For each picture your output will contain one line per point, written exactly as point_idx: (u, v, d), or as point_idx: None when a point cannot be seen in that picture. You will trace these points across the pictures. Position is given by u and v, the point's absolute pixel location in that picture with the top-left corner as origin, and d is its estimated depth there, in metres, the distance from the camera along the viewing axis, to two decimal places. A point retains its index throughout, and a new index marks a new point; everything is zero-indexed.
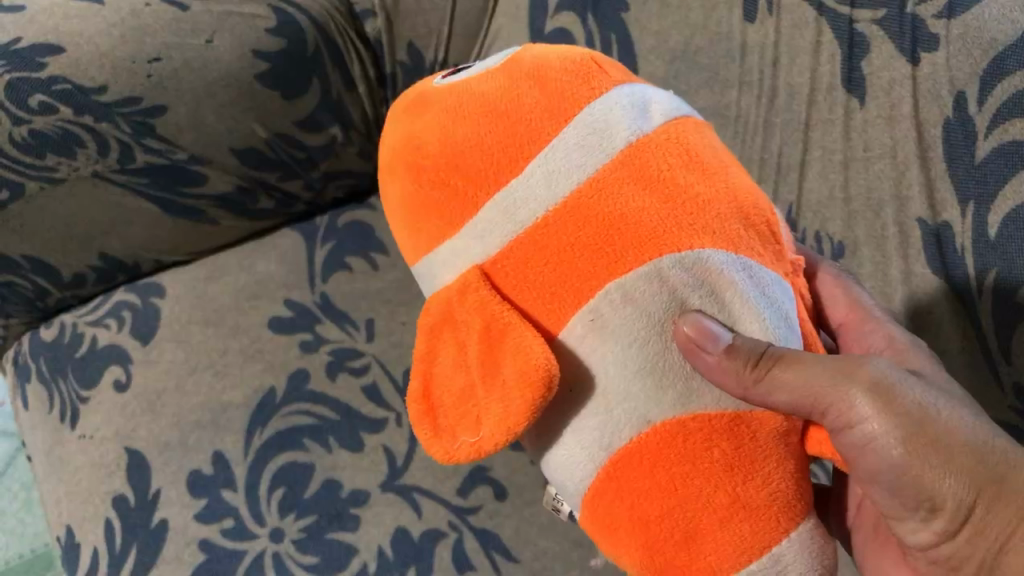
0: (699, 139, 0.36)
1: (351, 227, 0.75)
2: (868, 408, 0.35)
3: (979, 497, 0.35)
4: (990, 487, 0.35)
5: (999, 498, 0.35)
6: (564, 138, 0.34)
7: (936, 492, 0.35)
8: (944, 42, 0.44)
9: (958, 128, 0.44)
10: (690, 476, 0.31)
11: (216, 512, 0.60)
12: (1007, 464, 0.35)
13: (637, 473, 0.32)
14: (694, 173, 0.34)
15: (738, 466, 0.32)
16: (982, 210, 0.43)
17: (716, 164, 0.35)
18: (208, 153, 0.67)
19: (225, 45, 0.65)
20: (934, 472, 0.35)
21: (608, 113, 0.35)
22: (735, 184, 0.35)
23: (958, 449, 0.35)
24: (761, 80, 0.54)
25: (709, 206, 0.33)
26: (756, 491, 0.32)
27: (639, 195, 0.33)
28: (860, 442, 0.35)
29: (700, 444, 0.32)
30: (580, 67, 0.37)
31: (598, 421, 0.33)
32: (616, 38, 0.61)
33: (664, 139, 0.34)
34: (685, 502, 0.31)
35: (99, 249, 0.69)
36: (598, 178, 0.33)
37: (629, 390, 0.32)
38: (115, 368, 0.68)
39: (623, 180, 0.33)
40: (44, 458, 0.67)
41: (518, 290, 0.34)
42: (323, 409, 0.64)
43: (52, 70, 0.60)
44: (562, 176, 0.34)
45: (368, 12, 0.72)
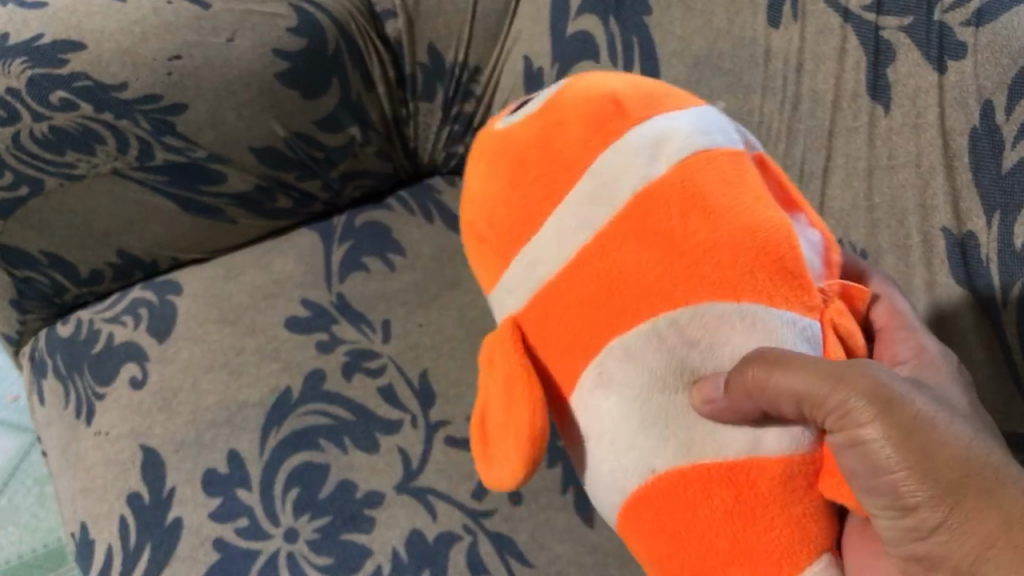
0: (715, 179, 0.37)
1: (368, 227, 0.75)
2: (862, 407, 0.32)
3: (951, 507, 0.30)
4: (967, 497, 0.30)
5: (978, 508, 0.30)
6: (576, 194, 0.38)
7: (909, 495, 0.31)
8: (971, 50, 0.44)
9: (985, 136, 0.43)
10: (692, 523, 0.34)
11: (231, 511, 0.60)
12: (997, 479, 0.30)
13: (648, 514, 0.36)
14: (696, 223, 0.36)
15: (738, 515, 0.34)
16: (1008, 220, 0.43)
17: (726, 201, 0.36)
18: (228, 151, 0.67)
19: (246, 43, 0.65)
20: (911, 475, 0.31)
21: (623, 165, 0.38)
22: (743, 223, 0.36)
23: (942, 456, 0.31)
24: (785, 86, 0.54)
25: (707, 257, 0.35)
26: (760, 538, 0.34)
27: (639, 251, 0.36)
28: (850, 439, 0.32)
29: (699, 493, 0.34)
30: (604, 116, 0.40)
31: (610, 466, 0.36)
32: (638, 41, 0.61)
33: (671, 186, 0.37)
34: (689, 544, 0.35)
35: (117, 246, 0.69)
36: (605, 234, 0.37)
37: (633, 441, 0.35)
38: (132, 365, 0.68)
39: (627, 237, 0.36)
40: (59, 454, 0.67)
41: (546, 339, 0.38)
42: (339, 409, 0.64)
43: (74, 67, 0.60)
44: (573, 233, 0.38)
45: (389, 12, 0.71)
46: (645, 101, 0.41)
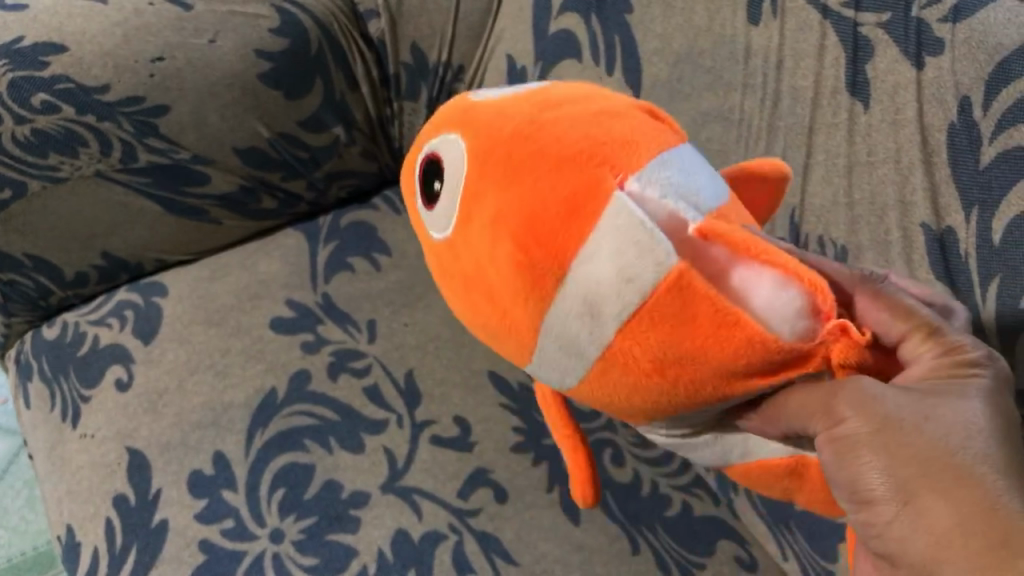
0: (662, 330, 0.30)
1: (354, 227, 0.75)
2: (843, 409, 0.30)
3: (910, 503, 0.29)
4: (925, 496, 0.29)
5: (931, 509, 0.29)
6: (548, 348, 0.33)
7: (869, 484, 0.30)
8: (949, 46, 0.44)
9: (963, 131, 0.43)
10: (781, 489, 0.37)
11: (216, 513, 0.60)
12: (962, 480, 0.29)
13: (747, 480, 0.38)
14: (675, 369, 0.31)
15: (809, 491, 0.36)
16: (986, 215, 0.42)
17: (691, 346, 0.30)
18: (211, 152, 0.67)
19: (228, 44, 0.65)
20: (875, 467, 0.30)
21: (572, 324, 0.32)
22: (713, 370, 0.31)
23: (909, 452, 0.29)
24: (765, 83, 0.53)
25: (699, 394, 0.32)
26: (838, 494, 0.35)
27: (641, 398, 0.33)
28: (829, 434, 0.31)
29: (771, 474, 0.36)
30: (528, 261, 0.31)
31: (698, 453, 0.39)
32: (620, 39, 0.61)
33: (629, 338, 0.31)
34: (789, 500, 0.38)
35: (101, 249, 0.69)
36: (592, 377, 0.33)
37: (700, 447, 0.38)
38: (117, 367, 0.68)
39: (617, 382, 0.33)
40: (45, 457, 0.67)
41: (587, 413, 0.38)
42: (325, 410, 0.64)
43: (56, 69, 0.60)
44: (565, 374, 0.34)
45: (371, 12, 0.71)
46: (559, 203, 0.31)
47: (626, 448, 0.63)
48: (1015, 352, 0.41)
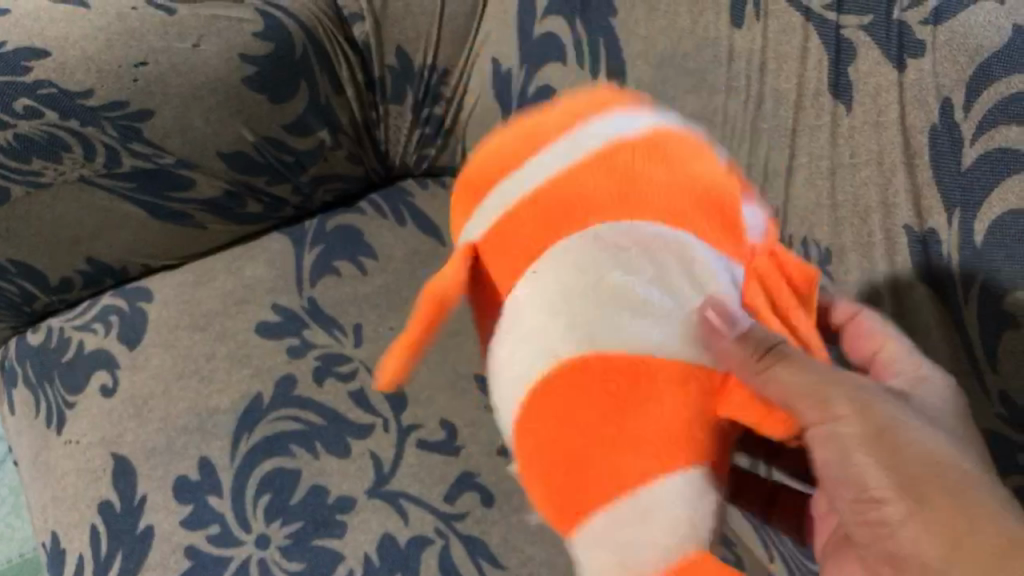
0: (664, 151, 0.38)
1: (341, 230, 0.74)
2: (842, 404, 0.34)
3: (918, 511, 0.33)
4: (932, 506, 0.33)
5: (931, 509, 0.33)
6: (559, 141, 0.39)
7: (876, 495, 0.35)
8: (930, 48, 0.42)
9: (944, 135, 0.42)
10: (582, 412, 0.33)
11: (203, 519, 0.60)
12: (960, 496, 0.33)
13: (537, 412, 0.34)
14: (653, 167, 0.38)
15: (623, 400, 0.33)
16: (968, 217, 0.41)
17: (679, 160, 0.38)
18: (195, 156, 0.67)
19: (212, 48, 0.65)
20: (885, 481, 0.34)
21: (602, 127, 0.39)
22: (680, 183, 0.37)
23: (916, 471, 0.34)
24: (748, 86, 0.52)
25: (651, 200, 0.37)
26: (655, 402, 0.33)
27: (597, 186, 0.37)
28: (828, 432, 0.35)
29: (594, 376, 0.33)
30: (595, 91, 0.42)
31: (515, 357, 0.35)
32: (604, 41, 0.60)
33: (633, 139, 0.38)
34: (575, 437, 0.33)
35: (86, 253, 0.69)
36: (570, 170, 0.38)
37: (541, 326, 0.35)
38: (102, 373, 0.68)
39: (588, 169, 0.38)
40: (31, 463, 0.67)
41: (498, 231, 0.38)
42: (311, 414, 0.64)
43: (39, 74, 0.60)
44: (545, 165, 0.38)
45: (355, 16, 0.71)
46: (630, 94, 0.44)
47: None
48: (999, 354, 0.41)
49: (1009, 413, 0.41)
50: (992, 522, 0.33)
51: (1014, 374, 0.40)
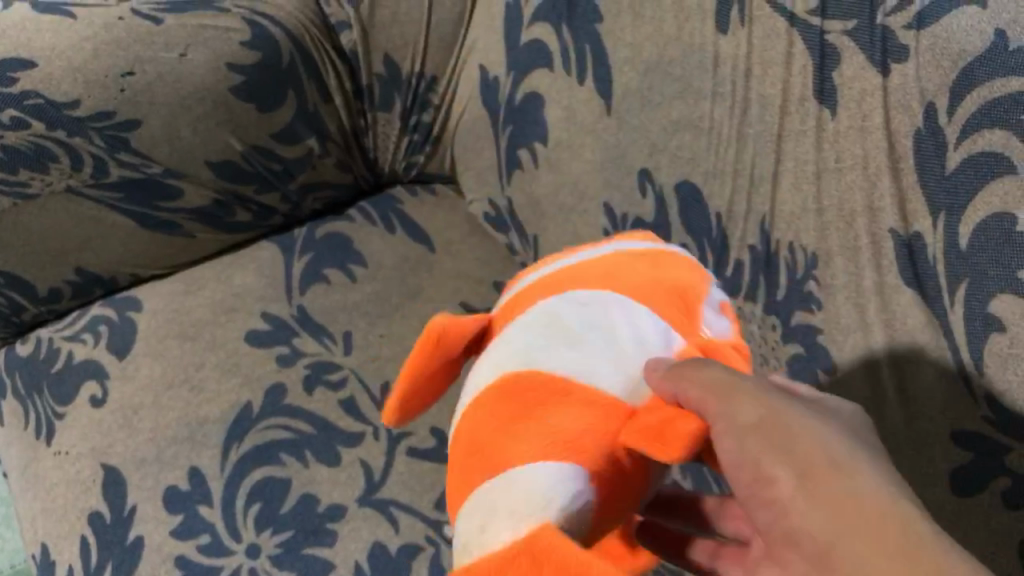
0: (656, 261, 0.38)
1: (330, 238, 0.74)
2: (742, 391, 0.32)
3: (808, 485, 0.30)
4: (824, 485, 0.30)
5: (824, 491, 0.30)
6: (569, 255, 0.40)
7: (767, 475, 0.31)
8: (914, 53, 0.42)
9: (928, 138, 0.42)
10: (501, 417, 0.32)
11: (193, 528, 0.60)
12: (856, 481, 0.30)
13: (471, 421, 0.33)
14: (643, 268, 0.38)
15: (531, 404, 0.32)
16: (953, 221, 0.41)
17: (676, 273, 0.38)
18: (184, 166, 0.68)
19: (199, 58, 0.65)
20: (777, 461, 0.31)
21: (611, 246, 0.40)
22: (670, 279, 0.37)
23: (810, 453, 0.31)
24: (734, 91, 0.52)
25: (637, 286, 0.37)
26: (564, 411, 0.32)
27: (587, 277, 0.37)
28: (724, 419, 0.31)
29: (521, 387, 0.33)
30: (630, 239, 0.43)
31: (473, 381, 0.35)
32: (591, 49, 0.60)
33: (632, 254, 0.39)
34: (489, 436, 0.32)
35: (74, 263, 0.69)
36: (568, 267, 0.38)
37: (499, 349, 0.35)
38: (92, 383, 0.67)
39: (584, 267, 0.38)
40: (21, 474, 0.67)
41: (501, 313, 0.38)
42: (300, 423, 0.64)
43: (25, 85, 0.60)
44: (550, 267, 0.39)
45: (343, 24, 0.70)
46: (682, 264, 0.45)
47: None
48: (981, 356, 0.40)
49: (994, 414, 0.40)
50: (882, 503, 0.29)
51: (996, 375, 0.40)
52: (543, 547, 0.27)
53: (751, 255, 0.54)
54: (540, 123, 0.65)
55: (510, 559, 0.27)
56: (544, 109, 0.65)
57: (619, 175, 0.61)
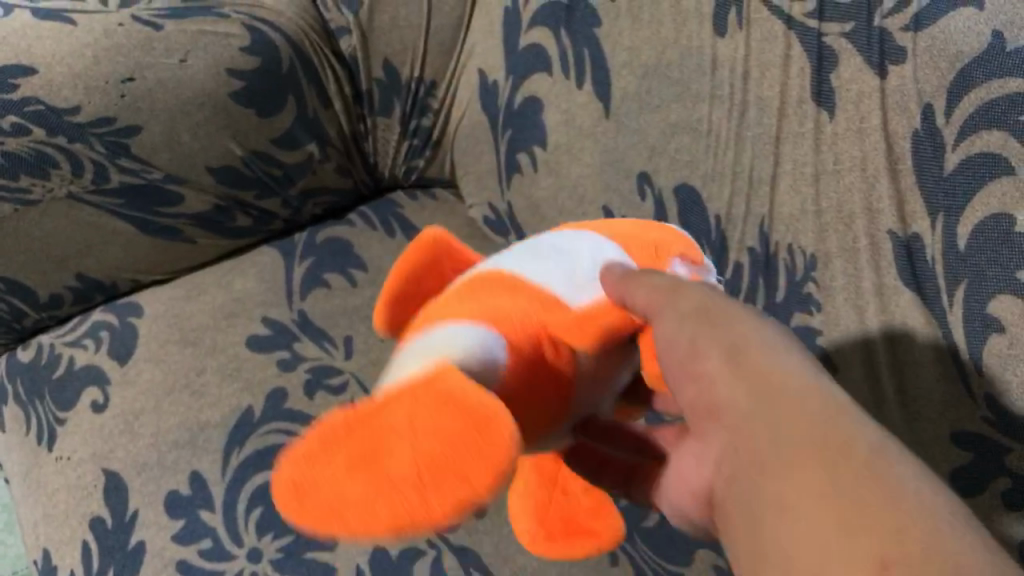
0: (649, 224, 0.41)
1: (330, 243, 0.74)
2: (689, 286, 0.32)
3: (737, 363, 0.29)
4: (753, 364, 0.28)
5: (742, 365, 0.29)
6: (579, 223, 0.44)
7: (702, 353, 0.30)
8: (912, 55, 0.42)
9: (926, 140, 0.42)
10: (452, 297, 0.35)
11: (194, 533, 0.60)
12: (785, 366, 0.28)
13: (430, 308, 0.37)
14: (632, 224, 0.40)
15: (480, 289, 0.35)
16: (951, 222, 0.41)
17: (665, 230, 0.40)
18: (184, 171, 0.68)
19: (199, 64, 0.65)
20: (712, 338, 0.30)
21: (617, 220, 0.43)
22: (652, 230, 0.40)
23: (735, 332, 0.30)
24: (732, 94, 0.52)
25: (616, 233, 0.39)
26: (505, 295, 0.34)
27: (577, 228, 0.41)
28: (662, 296, 0.32)
29: (481, 281, 0.36)
30: None
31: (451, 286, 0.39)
32: (590, 53, 0.60)
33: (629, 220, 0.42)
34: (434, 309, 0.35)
35: (75, 269, 0.69)
36: (570, 224, 0.42)
37: (479, 263, 0.39)
38: (93, 389, 0.67)
39: (582, 224, 0.41)
40: (22, 480, 0.67)
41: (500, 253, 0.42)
42: (301, 427, 0.64)
43: (26, 92, 0.60)
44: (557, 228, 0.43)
45: (343, 30, 0.71)
46: None
47: None
48: (982, 356, 0.40)
49: (995, 416, 0.40)
50: (808, 389, 0.27)
51: (995, 375, 0.40)
52: (445, 388, 0.25)
53: (750, 258, 0.54)
54: (539, 127, 0.66)
55: (405, 395, 0.25)
56: (543, 113, 0.65)
57: (618, 178, 0.61)
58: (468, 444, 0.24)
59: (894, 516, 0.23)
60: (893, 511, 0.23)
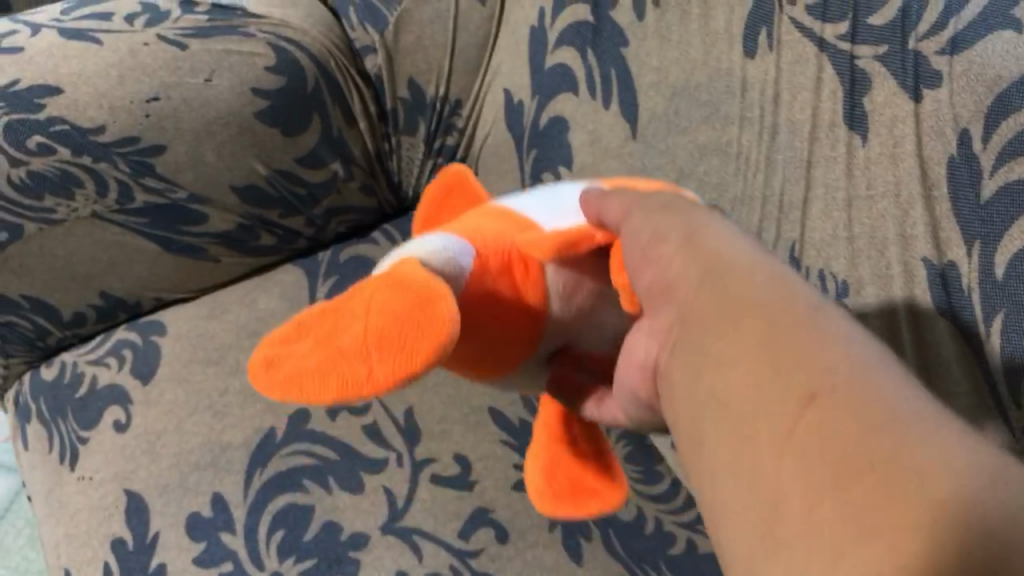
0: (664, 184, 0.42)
1: (354, 261, 0.74)
2: (658, 195, 0.32)
3: (692, 242, 0.27)
4: (706, 236, 0.27)
5: (693, 237, 0.27)
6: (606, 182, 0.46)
7: (660, 237, 0.29)
8: (948, 79, 0.41)
9: (963, 166, 0.41)
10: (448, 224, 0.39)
11: (215, 556, 0.60)
12: (736, 242, 0.27)
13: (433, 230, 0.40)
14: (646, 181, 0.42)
15: (471, 220, 0.38)
16: (988, 251, 0.40)
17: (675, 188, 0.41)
18: (208, 191, 0.68)
19: (224, 83, 0.65)
20: (675, 224, 0.29)
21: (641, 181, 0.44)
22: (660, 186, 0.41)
23: (690, 217, 0.29)
24: (762, 116, 0.51)
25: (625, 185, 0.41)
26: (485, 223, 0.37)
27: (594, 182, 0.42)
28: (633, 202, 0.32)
29: (479, 213, 0.39)
30: None
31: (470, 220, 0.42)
32: (617, 73, 0.59)
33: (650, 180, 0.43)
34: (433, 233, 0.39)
35: (99, 288, 0.69)
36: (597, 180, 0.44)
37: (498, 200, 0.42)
38: (116, 408, 0.67)
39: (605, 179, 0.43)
40: (45, 499, 0.67)
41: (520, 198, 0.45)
42: (323, 449, 0.63)
43: (51, 111, 0.61)
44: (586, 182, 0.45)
45: (370, 48, 0.71)
46: None
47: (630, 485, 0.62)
48: None
49: None
50: (755, 259, 0.25)
51: None
52: (404, 274, 0.31)
53: None
54: (564, 147, 0.65)
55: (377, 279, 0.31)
56: (569, 133, 0.64)
57: None
58: (411, 318, 0.29)
59: (816, 348, 0.21)
60: (822, 344, 0.21)
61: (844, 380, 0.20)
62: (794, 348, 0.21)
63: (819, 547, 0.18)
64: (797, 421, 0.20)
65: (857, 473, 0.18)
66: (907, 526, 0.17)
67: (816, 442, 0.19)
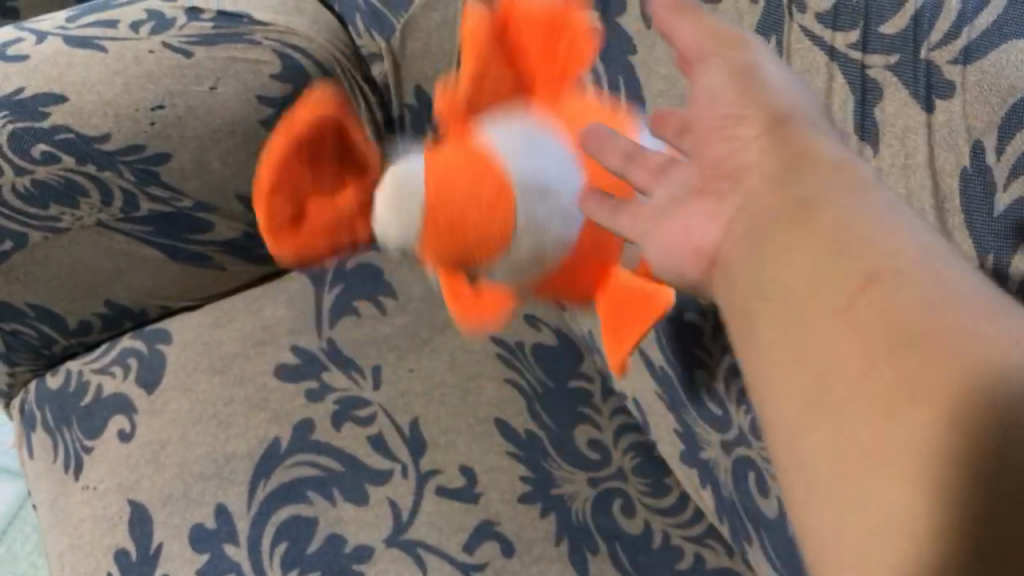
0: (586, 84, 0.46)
1: (360, 269, 0.73)
2: (743, 57, 0.32)
3: (775, 129, 0.29)
4: (791, 125, 0.29)
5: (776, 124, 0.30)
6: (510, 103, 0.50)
7: (736, 117, 0.30)
8: (960, 88, 0.40)
9: (976, 177, 0.39)
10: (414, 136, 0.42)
11: (219, 567, 0.59)
12: (821, 136, 0.29)
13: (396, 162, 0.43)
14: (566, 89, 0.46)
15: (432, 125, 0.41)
16: (1003, 261, 0.38)
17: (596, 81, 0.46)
18: (214, 199, 0.68)
19: (230, 91, 0.66)
20: (755, 109, 0.30)
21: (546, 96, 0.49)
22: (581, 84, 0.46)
23: (765, 102, 0.30)
24: None
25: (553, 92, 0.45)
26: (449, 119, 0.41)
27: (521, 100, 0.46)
28: (726, 69, 0.32)
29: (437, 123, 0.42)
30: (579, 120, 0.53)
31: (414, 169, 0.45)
32: (624, 78, 0.59)
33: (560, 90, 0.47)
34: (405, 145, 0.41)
35: (105, 296, 0.69)
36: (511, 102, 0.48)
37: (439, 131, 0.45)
38: (120, 417, 0.67)
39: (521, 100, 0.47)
40: (49, 508, 0.67)
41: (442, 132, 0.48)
42: (329, 460, 0.63)
43: (55, 120, 0.62)
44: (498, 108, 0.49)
45: (374, 56, 0.73)
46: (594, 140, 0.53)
47: (636, 497, 0.61)
48: None
49: None
50: (836, 157, 0.28)
51: None
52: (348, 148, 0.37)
53: None
54: None
55: None
56: None
57: None
58: None
59: (875, 237, 0.24)
60: (879, 233, 0.24)
61: (902, 270, 0.23)
62: (846, 232, 0.25)
63: (866, 413, 0.22)
64: (855, 299, 0.23)
65: (906, 348, 0.22)
66: (936, 397, 0.21)
67: (879, 323, 0.23)
